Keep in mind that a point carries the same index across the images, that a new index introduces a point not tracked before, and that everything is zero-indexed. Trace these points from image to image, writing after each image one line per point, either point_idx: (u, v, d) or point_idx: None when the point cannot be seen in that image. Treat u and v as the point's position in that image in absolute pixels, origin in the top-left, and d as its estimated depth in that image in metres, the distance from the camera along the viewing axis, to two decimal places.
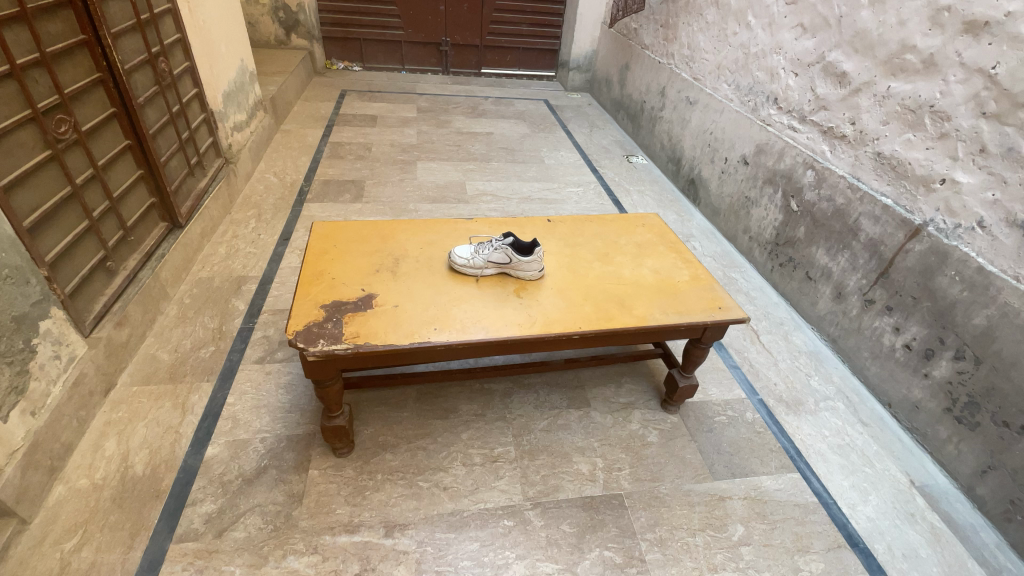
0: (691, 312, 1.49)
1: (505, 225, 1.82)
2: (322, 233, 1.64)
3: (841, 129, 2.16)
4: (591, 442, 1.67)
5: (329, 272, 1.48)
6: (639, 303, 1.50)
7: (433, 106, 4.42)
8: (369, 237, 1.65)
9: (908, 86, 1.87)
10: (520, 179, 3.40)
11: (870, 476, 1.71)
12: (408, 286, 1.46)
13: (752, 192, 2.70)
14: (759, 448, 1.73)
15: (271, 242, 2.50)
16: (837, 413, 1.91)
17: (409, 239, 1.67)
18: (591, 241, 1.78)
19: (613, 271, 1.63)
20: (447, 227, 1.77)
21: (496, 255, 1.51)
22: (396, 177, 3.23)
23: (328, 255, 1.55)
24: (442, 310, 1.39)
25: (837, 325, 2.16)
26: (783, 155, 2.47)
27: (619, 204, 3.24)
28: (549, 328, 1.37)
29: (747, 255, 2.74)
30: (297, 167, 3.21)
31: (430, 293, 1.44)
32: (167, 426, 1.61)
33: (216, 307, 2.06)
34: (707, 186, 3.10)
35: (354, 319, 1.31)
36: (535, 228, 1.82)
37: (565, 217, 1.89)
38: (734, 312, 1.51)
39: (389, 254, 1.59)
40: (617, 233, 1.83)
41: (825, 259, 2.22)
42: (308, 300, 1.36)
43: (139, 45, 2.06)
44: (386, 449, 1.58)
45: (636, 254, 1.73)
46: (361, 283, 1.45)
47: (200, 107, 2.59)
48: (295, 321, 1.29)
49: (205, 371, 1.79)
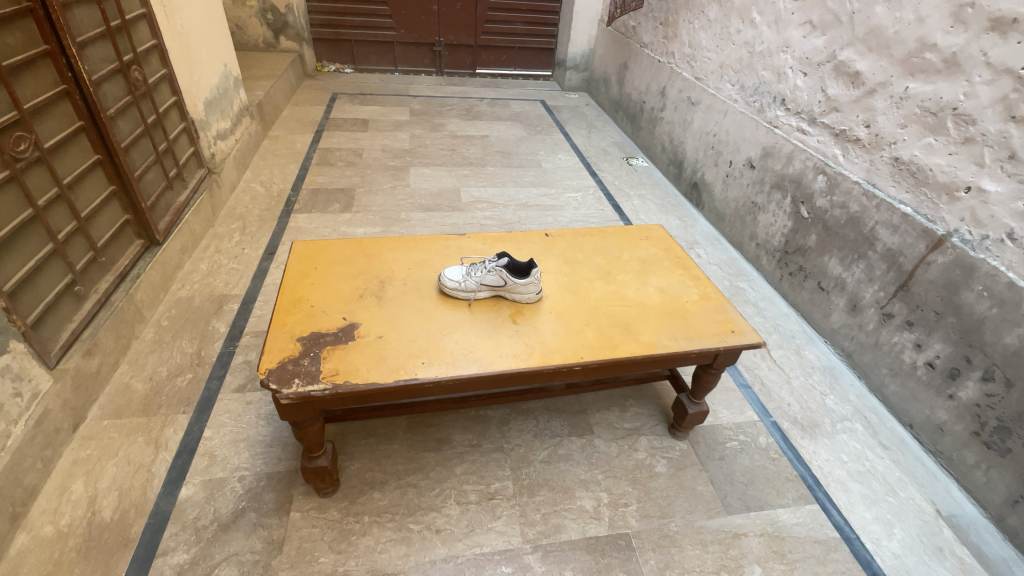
0: (703, 338, 1.37)
1: (500, 241, 1.70)
2: (303, 254, 1.53)
3: (854, 132, 2.04)
4: (595, 475, 1.56)
5: (309, 298, 1.36)
6: (646, 328, 1.39)
7: (427, 109, 4.29)
8: (353, 257, 1.54)
9: (928, 87, 1.76)
10: (517, 184, 3.28)
11: (894, 507, 1.60)
12: (394, 313, 1.35)
13: (758, 197, 2.59)
14: (774, 477, 1.62)
15: (256, 257, 2.38)
16: (855, 436, 1.80)
17: (396, 259, 1.56)
18: (592, 256, 1.66)
19: (617, 291, 1.52)
20: (437, 244, 1.66)
21: (490, 277, 1.39)
22: (388, 185, 3.11)
23: (308, 279, 1.43)
24: (430, 340, 1.28)
25: (852, 339, 2.05)
26: (792, 160, 2.36)
27: (619, 209, 3.12)
28: (548, 359, 1.26)
29: (754, 263, 2.63)
30: (285, 175, 3.09)
31: (418, 320, 1.33)
32: (139, 465, 1.50)
33: (194, 330, 1.95)
34: (711, 190, 2.98)
35: (333, 354, 1.20)
36: (532, 243, 1.70)
37: (562, 231, 1.78)
38: (748, 336, 1.39)
39: (375, 276, 1.47)
40: (620, 247, 1.72)
41: (839, 269, 2.11)
42: (284, 332, 1.25)
43: (110, 53, 1.94)
44: (374, 487, 1.47)
45: (640, 271, 1.61)
46: (342, 311, 1.33)
47: (179, 116, 2.47)
48: (268, 359, 1.18)
49: (181, 402, 1.68)
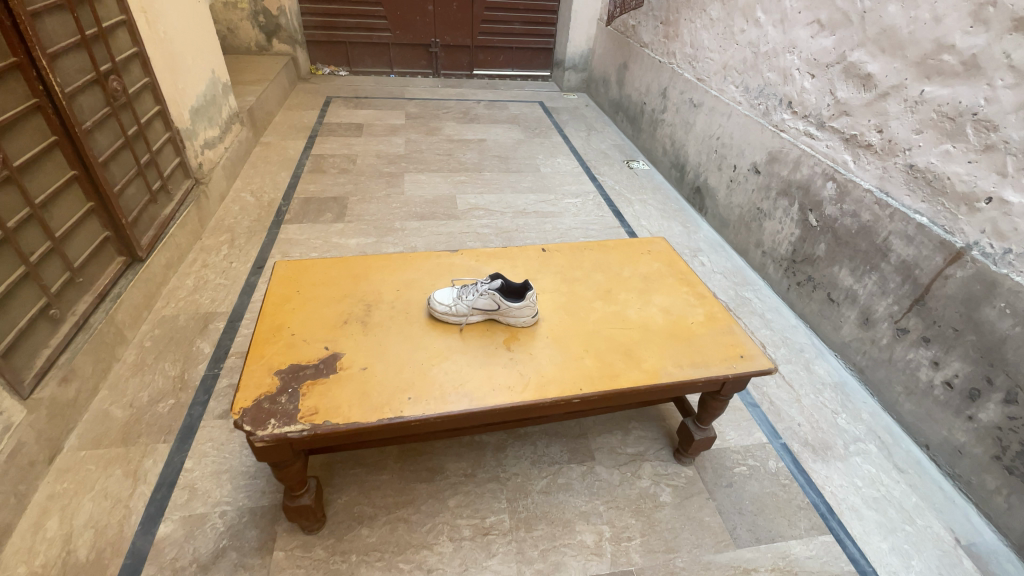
0: (710, 365, 1.29)
1: (494, 257, 1.62)
2: (285, 275, 1.45)
3: (866, 137, 1.96)
4: (596, 506, 1.48)
5: (289, 326, 1.28)
6: (649, 353, 1.30)
7: (423, 112, 4.20)
8: (338, 277, 1.46)
9: (944, 90, 1.67)
10: (515, 190, 3.19)
11: (912, 535, 1.51)
12: (380, 341, 1.26)
13: (764, 204, 2.50)
14: (785, 506, 1.53)
15: (244, 271, 2.31)
16: (870, 459, 1.71)
17: (384, 279, 1.48)
18: (591, 273, 1.58)
19: (618, 312, 1.43)
20: (428, 261, 1.57)
21: (483, 300, 1.30)
22: (382, 192, 3.02)
23: (289, 303, 1.35)
24: (418, 372, 1.19)
25: (865, 354, 1.96)
26: (799, 166, 2.27)
27: (619, 215, 3.03)
28: (544, 392, 1.17)
29: (759, 272, 2.54)
30: (276, 184, 3.01)
31: (405, 348, 1.25)
32: (116, 500, 1.42)
33: (178, 351, 1.87)
34: (714, 195, 2.89)
35: (313, 390, 1.12)
36: (527, 260, 1.62)
37: (560, 245, 1.69)
38: (759, 362, 1.31)
39: (361, 298, 1.39)
40: (621, 263, 1.63)
41: (850, 280, 2.02)
42: (261, 365, 1.17)
43: (86, 63, 1.86)
44: (362, 522, 1.39)
45: (642, 289, 1.53)
46: (325, 339, 1.25)
47: (163, 126, 2.40)
48: (243, 396, 1.10)
49: (162, 430, 1.60)
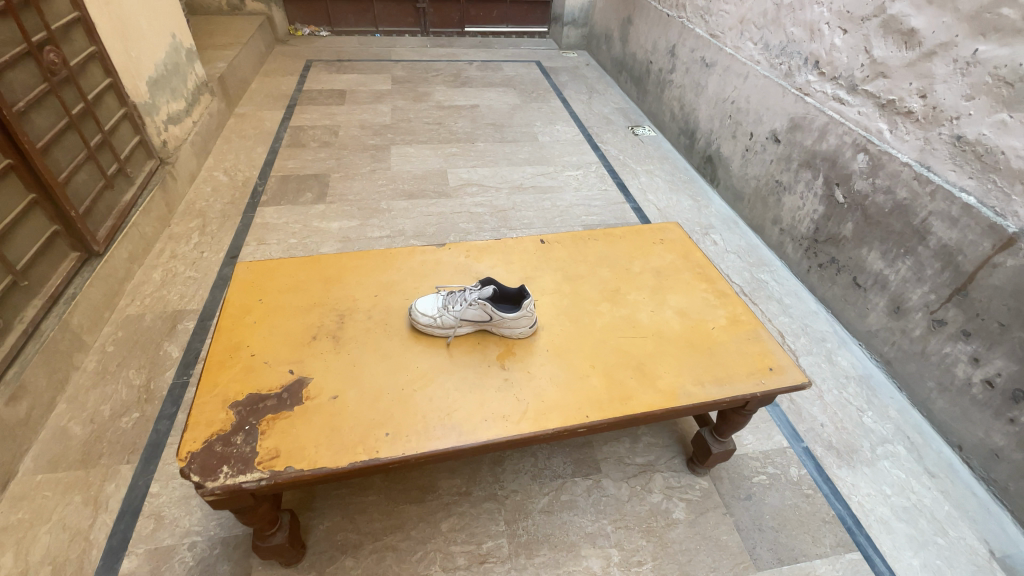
0: (735, 381, 1.12)
1: (487, 251, 1.43)
2: (248, 279, 1.28)
3: (905, 103, 1.73)
4: (603, 526, 1.35)
5: (250, 345, 1.11)
6: (664, 368, 1.13)
7: (411, 75, 3.89)
8: (308, 281, 1.28)
9: (1003, 50, 1.45)
10: (511, 163, 2.95)
11: (945, 550, 1.38)
12: (354, 361, 1.09)
13: (783, 176, 2.28)
14: (807, 520, 1.41)
15: (216, 262, 2.13)
16: (899, 463, 1.58)
17: (361, 281, 1.29)
18: (597, 268, 1.39)
19: (629, 317, 1.26)
20: (411, 258, 1.39)
21: (472, 311, 1.12)
22: (367, 168, 2.79)
23: (251, 315, 1.18)
24: (399, 398, 1.03)
25: (894, 345, 1.80)
26: (825, 135, 2.04)
27: (624, 188, 2.81)
28: (545, 421, 1.01)
29: (776, 251, 2.36)
30: (252, 160, 2.78)
31: (384, 370, 1.08)
32: (75, 532, 1.29)
33: (143, 357, 1.72)
34: (727, 165, 2.66)
35: (274, 427, 0.96)
36: (525, 253, 1.43)
37: (562, 234, 1.50)
38: (791, 375, 1.14)
39: (333, 306, 1.22)
40: (630, 256, 1.45)
41: (879, 264, 1.84)
42: (214, 396, 1.01)
43: (13, 33, 1.61)
44: (346, 552, 1.26)
45: (655, 288, 1.35)
46: (290, 361, 1.08)
47: (117, 100, 2.15)
48: (191, 437, 0.94)
49: (126, 450, 1.46)
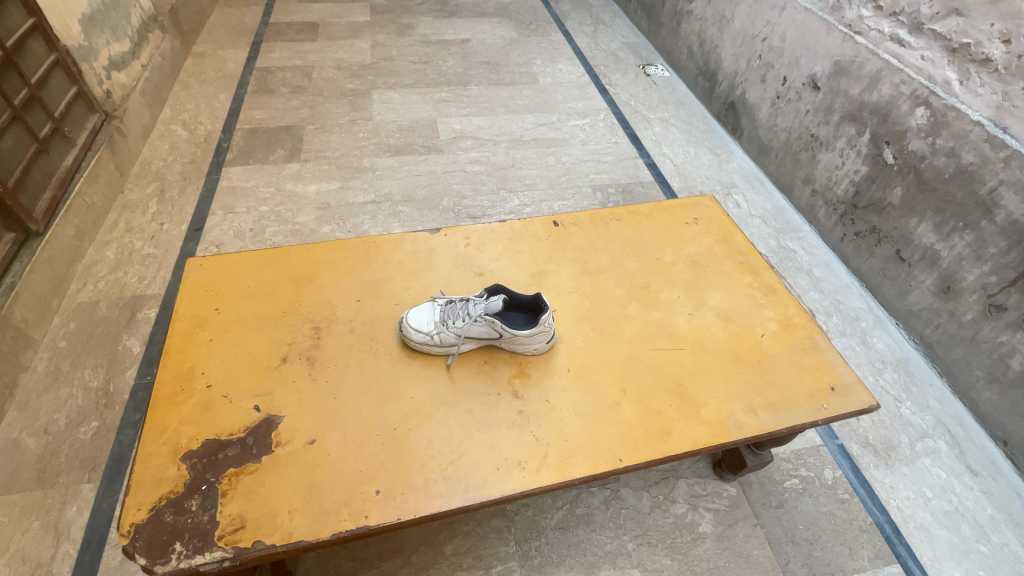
0: (793, 406, 0.94)
1: (490, 237, 1.19)
2: (202, 282, 1.05)
3: (983, 48, 1.46)
4: (623, 544, 1.23)
5: (207, 373, 0.91)
6: (708, 391, 0.95)
7: (392, 4, 3.41)
8: (276, 282, 1.06)
9: None
10: (509, 110, 2.62)
11: (988, 559, 1.28)
12: (334, 391, 0.90)
13: (821, 129, 2.01)
14: (844, 530, 1.29)
15: (179, 236, 1.88)
16: (939, 460, 1.45)
17: (339, 281, 1.07)
18: (622, 258, 1.17)
19: (663, 322, 1.05)
20: (400, 248, 1.15)
21: (477, 327, 0.91)
22: (345, 118, 2.46)
23: (205, 331, 0.97)
24: (391, 441, 0.84)
25: (938, 328, 1.64)
26: (877, 84, 1.76)
27: (636, 140, 2.52)
28: (570, 466, 0.84)
29: (804, 215, 2.13)
30: (213, 110, 2.43)
31: (370, 402, 0.88)
32: (34, 566, 1.14)
33: (100, 353, 1.51)
34: (753, 114, 2.37)
35: (238, 487, 0.78)
36: (536, 239, 1.20)
37: (578, 215, 1.26)
38: (856, 396, 0.97)
39: (307, 316, 1.00)
40: (659, 241, 1.22)
41: (930, 237, 1.63)
42: (162, 444, 0.82)
43: None
44: None
45: (691, 283, 1.14)
46: (255, 392, 0.89)
47: (44, 43, 1.79)
48: (134, 503, 0.76)
49: (85, 466, 1.29)
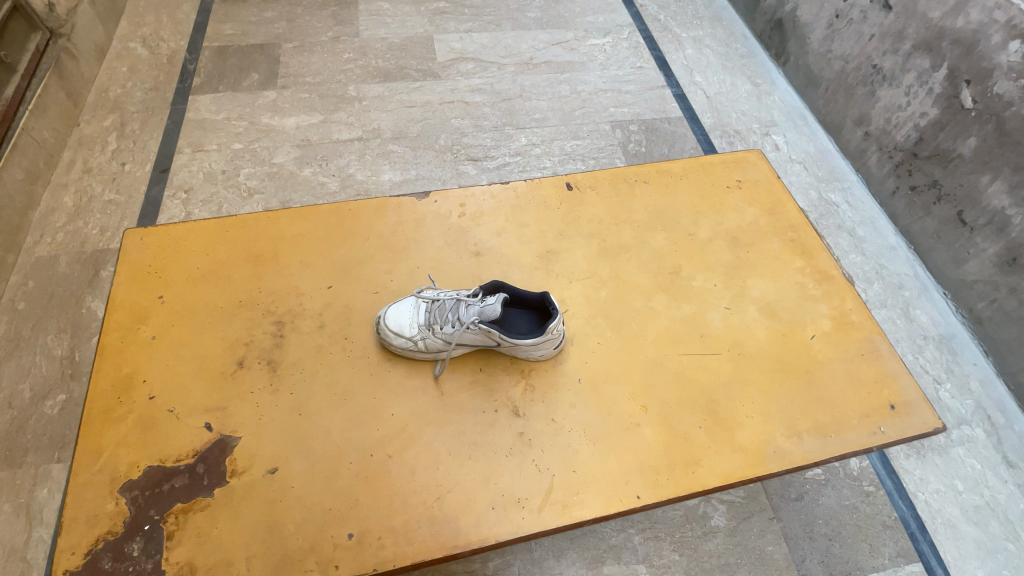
0: (843, 430, 0.80)
1: (489, 204, 0.98)
2: (143, 262, 0.88)
3: None
4: (630, 538, 1.16)
5: (151, 381, 0.77)
6: (745, 409, 0.80)
7: None
8: (231, 264, 0.89)
9: None
10: (518, 25, 2.22)
11: (1016, 558, 1.20)
12: (301, 405, 0.76)
13: (885, 59, 1.67)
14: (867, 527, 1.21)
15: (143, 179, 1.67)
16: (975, 450, 1.34)
17: (306, 262, 0.89)
18: (649, 235, 0.97)
19: (695, 319, 0.88)
20: (380, 218, 0.95)
21: (471, 335, 0.75)
22: (328, 34, 2.11)
23: (147, 327, 0.82)
24: (367, 471, 0.71)
25: (992, 303, 1.45)
26: (965, 6, 1.44)
27: (664, 65, 2.16)
28: (578, 504, 0.71)
29: (852, 161, 1.85)
30: (176, 23, 2.09)
31: (342, 421, 0.74)
32: (7, 552, 1.08)
33: (63, 317, 1.38)
34: (804, 35, 1.98)
35: (187, 527, 0.67)
36: (545, 207, 0.99)
37: (598, 175, 1.04)
38: (919, 417, 0.82)
39: (269, 308, 0.84)
40: (694, 212, 1.01)
41: (1002, 200, 1.39)
42: (97, 473, 0.70)
43: None
44: None
45: (730, 268, 0.95)
46: (206, 406, 0.75)
47: None
48: (67, 546, 0.65)
49: (54, 445, 1.20)
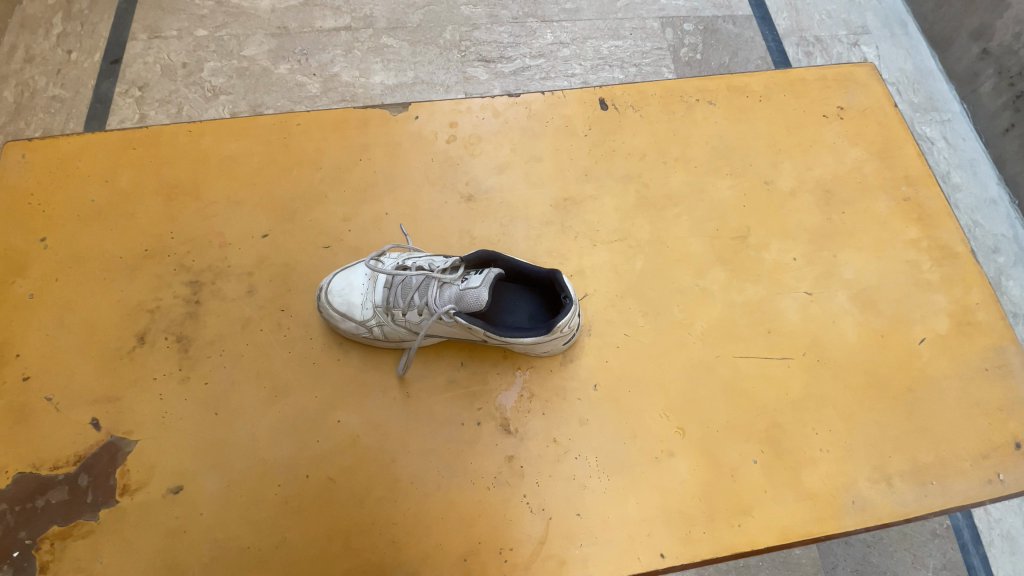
0: (947, 474, 0.59)
1: (491, 126, 0.71)
2: (24, 190, 0.66)
3: None
4: None
5: (26, 359, 0.58)
6: (820, 439, 0.59)
7: None
8: (137, 197, 0.66)
9: None
10: None
11: None
12: (217, 402, 0.56)
13: None
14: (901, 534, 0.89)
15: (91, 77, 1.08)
16: None
17: (237, 199, 0.65)
18: (710, 181, 0.70)
19: (764, 308, 0.64)
20: (340, 140, 0.69)
21: (445, 326, 0.53)
22: None
23: (23, 283, 0.61)
24: (300, 498, 0.53)
25: None
26: None
27: None
28: (580, 561, 0.52)
29: (957, 86, 1.09)
30: None
31: (271, 427, 0.55)
32: None
33: None
34: None
35: (65, 558, 0.51)
36: (567, 134, 0.72)
37: (646, 90, 0.75)
38: None
39: (182, 263, 0.62)
40: (775, 151, 0.73)
41: None
42: None
43: None
44: None
45: (819, 234, 0.69)
46: (93, 396, 0.57)
47: None
48: None
49: None
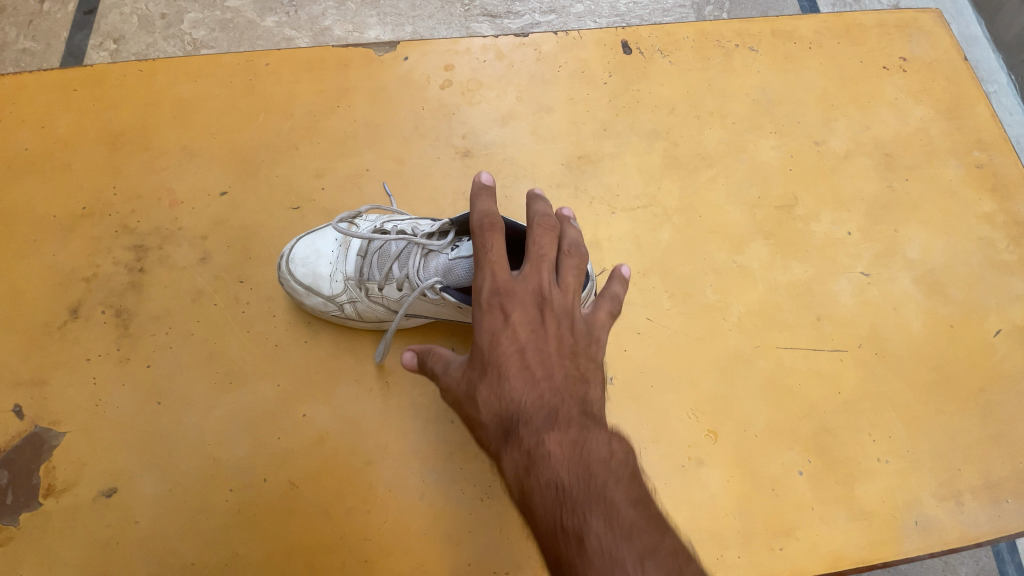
0: None
1: (493, 71, 0.61)
2: None
3: None
4: None
5: None
6: (876, 446, 0.49)
7: None
8: (75, 145, 0.56)
9: None
10: None
11: None
12: (161, 389, 0.47)
13: None
14: (930, 571, 0.63)
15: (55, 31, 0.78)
16: None
17: (194, 151, 0.55)
18: (750, 140, 0.59)
19: (812, 290, 0.54)
20: (316, 83, 0.58)
21: (431, 305, 0.44)
22: None
23: None
24: (256, 506, 0.45)
25: None
26: None
27: None
28: None
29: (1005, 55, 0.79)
30: None
31: (224, 420, 0.46)
32: None
33: None
34: None
35: None
36: (583, 81, 0.61)
37: (677, 32, 0.64)
38: None
39: (126, 225, 0.53)
40: (828, 106, 0.62)
41: None
42: None
43: None
44: None
45: (879, 205, 0.58)
46: (15, 379, 0.47)
47: None
48: None
49: None
